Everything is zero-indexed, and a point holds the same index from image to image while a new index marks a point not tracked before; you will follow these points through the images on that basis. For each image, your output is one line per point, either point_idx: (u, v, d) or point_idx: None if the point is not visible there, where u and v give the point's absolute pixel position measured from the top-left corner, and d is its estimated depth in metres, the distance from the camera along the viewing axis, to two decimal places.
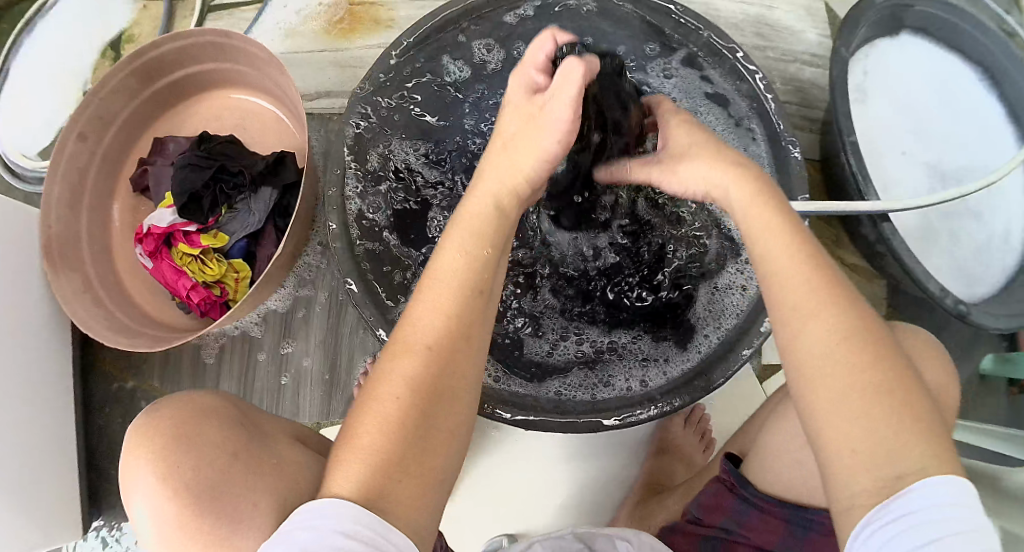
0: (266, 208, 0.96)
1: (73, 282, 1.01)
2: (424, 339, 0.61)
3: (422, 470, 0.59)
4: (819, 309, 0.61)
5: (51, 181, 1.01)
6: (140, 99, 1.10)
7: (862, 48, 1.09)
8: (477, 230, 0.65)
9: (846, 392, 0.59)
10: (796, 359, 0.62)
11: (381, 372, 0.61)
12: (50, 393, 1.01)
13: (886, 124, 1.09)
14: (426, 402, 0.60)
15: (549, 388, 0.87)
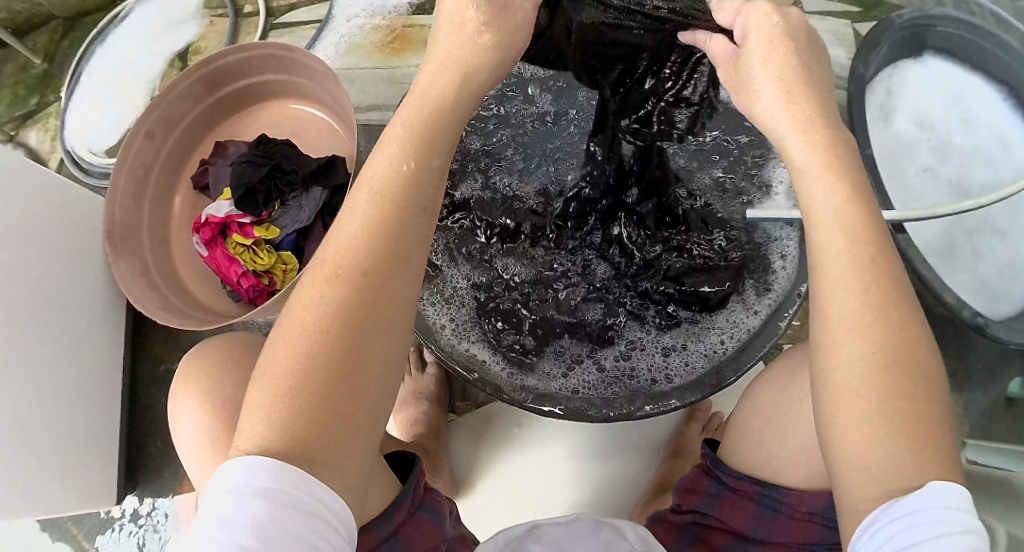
0: (316, 205, 1.03)
1: (131, 266, 1.08)
2: (348, 267, 0.60)
3: (344, 411, 0.58)
4: (861, 294, 0.61)
5: (118, 173, 1.09)
6: (204, 104, 1.19)
7: (885, 68, 1.15)
8: (415, 138, 0.64)
9: (860, 386, 0.61)
10: (828, 341, 0.63)
11: (301, 301, 0.60)
12: (102, 369, 1.08)
13: (909, 141, 1.15)
14: (352, 337, 0.59)
15: (576, 384, 0.94)
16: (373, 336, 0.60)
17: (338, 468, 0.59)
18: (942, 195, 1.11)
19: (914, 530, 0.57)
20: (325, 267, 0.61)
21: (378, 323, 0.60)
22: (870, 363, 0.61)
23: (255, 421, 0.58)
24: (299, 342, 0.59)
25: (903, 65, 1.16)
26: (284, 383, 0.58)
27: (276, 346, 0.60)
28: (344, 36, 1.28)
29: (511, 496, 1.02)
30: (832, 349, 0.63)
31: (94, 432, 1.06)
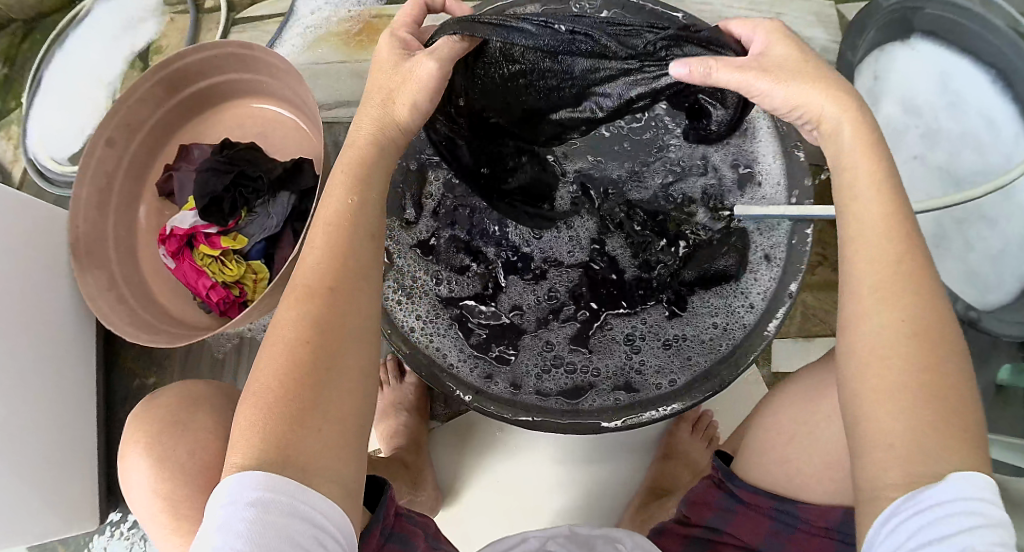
0: (284, 212, 0.99)
1: (99, 281, 1.05)
2: (325, 283, 0.63)
3: (337, 419, 0.60)
4: (897, 265, 0.61)
5: (79, 184, 1.06)
6: (166, 108, 1.15)
7: (873, 52, 1.13)
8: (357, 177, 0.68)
9: (887, 349, 0.60)
10: (861, 304, 0.62)
11: (279, 320, 0.62)
12: (76, 387, 1.06)
13: (897, 127, 1.12)
14: (332, 349, 0.61)
15: (565, 392, 0.91)
16: (341, 349, 0.61)
17: (326, 472, 0.59)
18: (933, 182, 1.08)
19: (937, 522, 0.55)
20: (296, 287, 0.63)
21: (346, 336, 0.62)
22: (899, 329, 0.60)
23: (243, 446, 0.59)
24: (284, 354, 0.60)
25: (892, 50, 1.14)
26: (270, 400, 0.59)
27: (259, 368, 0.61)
28: (308, 29, 1.23)
29: (496, 500, 1.02)
30: (861, 318, 0.61)
31: (74, 453, 1.04)
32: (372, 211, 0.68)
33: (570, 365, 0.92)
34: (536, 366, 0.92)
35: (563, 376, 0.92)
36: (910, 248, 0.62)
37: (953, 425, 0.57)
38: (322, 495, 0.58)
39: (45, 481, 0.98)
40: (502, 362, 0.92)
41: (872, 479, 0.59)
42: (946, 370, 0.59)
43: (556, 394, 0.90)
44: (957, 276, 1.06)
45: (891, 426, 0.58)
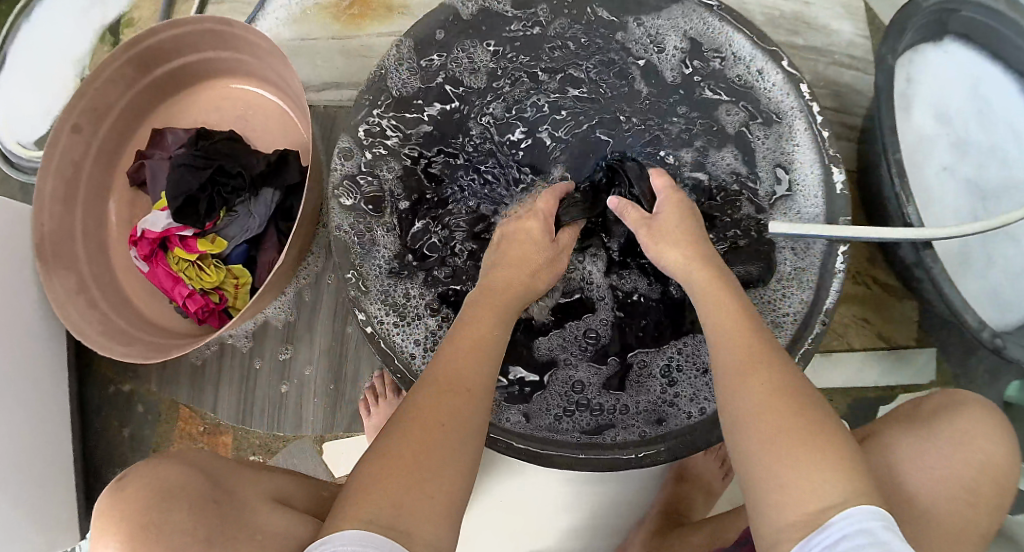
0: (267, 211, 0.91)
1: (67, 283, 0.95)
2: (466, 382, 0.67)
3: (444, 495, 0.61)
4: (752, 366, 0.66)
5: (43, 176, 0.95)
6: (137, 89, 1.03)
7: (907, 53, 1.00)
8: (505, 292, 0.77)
9: (770, 432, 0.62)
10: (729, 414, 0.66)
11: (412, 402, 0.66)
12: (45, 397, 0.97)
13: (926, 136, 0.99)
14: (450, 438, 0.63)
15: (591, 424, 0.82)
16: (452, 441, 0.63)
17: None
18: (964, 198, 0.96)
19: None
20: (444, 377, 0.67)
21: (465, 425, 0.65)
22: (772, 405, 0.63)
23: (366, 508, 0.59)
24: (424, 428, 0.63)
25: (922, 51, 1.00)
26: (408, 462, 0.61)
27: (389, 443, 0.63)
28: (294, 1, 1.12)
29: (499, 525, 0.95)
30: (731, 394, 0.66)
31: (46, 468, 0.96)
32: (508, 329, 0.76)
33: (596, 395, 0.84)
34: (559, 403, 0.83)
35: (588, 406, 0.83)
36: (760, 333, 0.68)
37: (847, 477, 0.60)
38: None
39: (19, 502, 0.90)
40: (518, 395, 0.83)
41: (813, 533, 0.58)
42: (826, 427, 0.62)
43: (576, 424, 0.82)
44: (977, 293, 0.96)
45: (790, 478, 0.60)
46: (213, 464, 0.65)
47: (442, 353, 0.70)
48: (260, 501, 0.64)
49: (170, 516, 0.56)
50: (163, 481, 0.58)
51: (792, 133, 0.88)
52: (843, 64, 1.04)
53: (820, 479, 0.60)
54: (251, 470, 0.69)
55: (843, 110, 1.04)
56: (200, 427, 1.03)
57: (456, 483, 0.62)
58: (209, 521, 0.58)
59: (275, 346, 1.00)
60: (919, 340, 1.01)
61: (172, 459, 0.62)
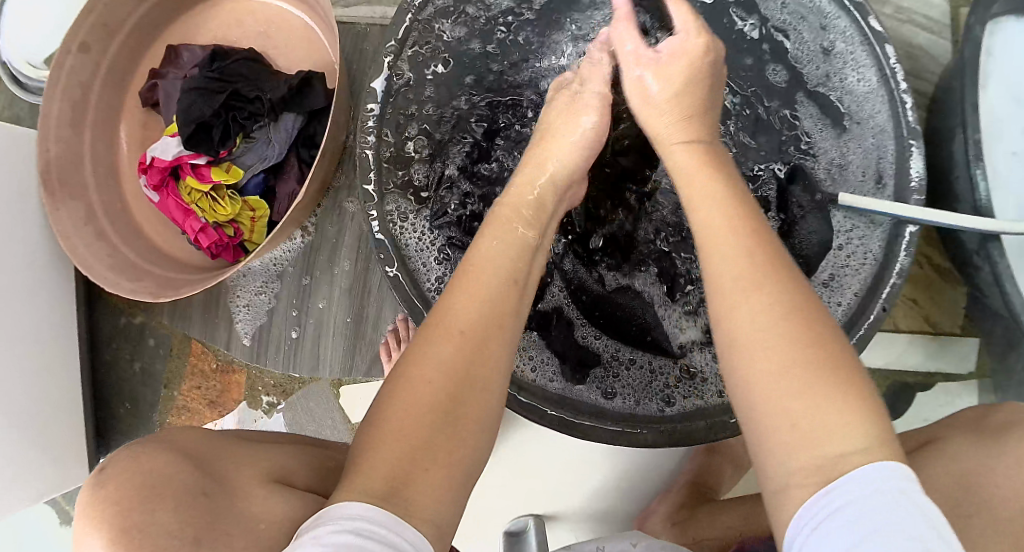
0: (287, 140, 0.83)
1: (74, 212, 0.90)
2: (460, 323, 0.59)
3: (450, 458, 0.55)
4: (754, 292, 0.54)
5: (49, 97, 0.87)
6: (150, 3, 0.93)
7: (987, 25, 0.83)
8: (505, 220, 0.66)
9: (772, 351, 0.52)
10: (727, 330, 0.54)
11: (414, 354, 0.58)
12: (53, 328, 0.93)
13: (999, 115, 0.85)
14: (458, 387, 0.57)
15: (668, 389, 0.76)
16: (473, 395, 0.57)
17: (423, 509, 0.53)
18: None
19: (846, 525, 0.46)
20: (446, 322, 0.59)
21: (478, 381, 0.58)
22: (777, 318, 0.52)
23: (362, 479, 0.53)
24: (429, 392, 0.56)
25: (1000, 22, 0.83)
26: (403, 427, 0.55)
27: (392, 401, 0.56)
28: None
29: (519, 481, 0.92)
30: (731, 313, 0.54)
31: (53, 403, 0.93)
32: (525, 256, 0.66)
33: (650, 352, 0.77)
34: (633, 375, 0.76)
35: (660, 384, 0.76)
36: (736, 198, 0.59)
37: (824, 377, 0.50)
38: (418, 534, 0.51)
39: (27, 440, 0.88)
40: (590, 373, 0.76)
41: (809, 469, 0.49)
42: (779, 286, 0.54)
43: (617, 403, 0.75)
44: None
45: (763, 376, 0.52)
46: (206, 450, 0.61)
47: (447, 293, 0.61)
48: (256, 483, 0.61)
49: (155, 517, 0.53)
50: (152, 474, 0.55)
51: (856, 90, 0.78)
52: (917, 24, 0.92)
53: (772, 353, 0.52)
54: (241, 445, 0.65)
55: (915, 74, 0.92)
56: (213, 364, 0.98)
57: (457, 451, 0.55)
58: (197, 519, 0.54)
59: (292, 279, 0.92)
60: (967, 328, 0.93)
61: (161, 446, 0.58)
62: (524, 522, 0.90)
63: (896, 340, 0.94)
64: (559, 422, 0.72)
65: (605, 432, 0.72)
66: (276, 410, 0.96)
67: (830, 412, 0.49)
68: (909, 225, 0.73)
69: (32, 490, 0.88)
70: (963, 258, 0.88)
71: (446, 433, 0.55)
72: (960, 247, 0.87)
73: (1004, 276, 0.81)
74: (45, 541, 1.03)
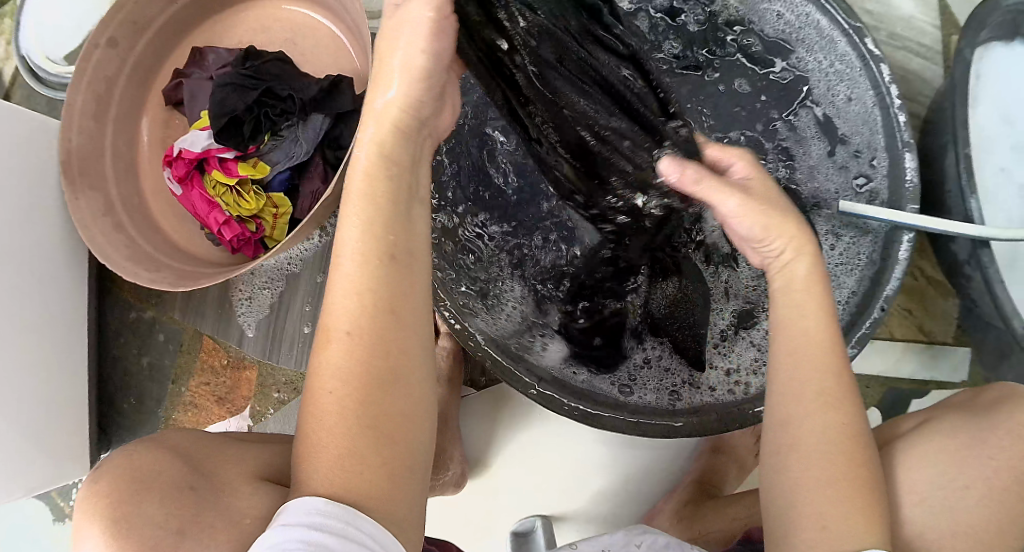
0: (316, 138, 0.85)
1: (93, 204, 0.91)
2: (344, 324, 0.52)
3: (392, 459, 0.52)
4: (832, 404, 0.56)
5: (75, 89, 0.89)
6: (181, 4, 0.96)
7: (976, 51, 0.90)
8: (370, 190, 0.54)
9: (825, 463, 0.55)
10: (788, 434, 0.57)
11: (312, 367, 0.53)
12: (64, 319, 0.93)
13: (986, 134, 0.92)
14: (367, 392, 0.52)
15: (684, 385, 0.79)
16: (388, 396, 0.53)
17: (380, 504, 0.52)
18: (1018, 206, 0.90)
19: None
20: (331, 327, 0.53)
21: (397, 378, 0.53)
22: (841, 443, 0.56)
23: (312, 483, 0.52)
24: (337, 399, 0.52)
25: (987, 49, 0.90)
26: (331, 437, 0.52)
27: (307, 420, 0.53)
28: None
29: (530, 479, 0.92)
30: (787, 420, 0.57)
31: (59, 394, 0.92)
32: (404, 218, 0.55)
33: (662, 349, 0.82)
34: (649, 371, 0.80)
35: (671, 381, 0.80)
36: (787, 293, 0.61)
37: (860, 493, 0.55)
38: (379, 525, 0.51)
39: (28, 426, 0.87)
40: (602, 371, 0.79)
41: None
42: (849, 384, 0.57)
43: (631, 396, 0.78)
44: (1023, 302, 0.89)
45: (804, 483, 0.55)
46: (194, 447, 0.60)
47: (329, 290, 0.54)
48: (245, 480, 0.59)
49: (142, 509, 0.53)
50: (139, 469, 0.55)
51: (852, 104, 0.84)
52: (911, 50, 0.99)
53: (835, 451, 0.55)
54: (227, 444, 0.63)
55: (909, 97, 0.98)
56: (224, 360, 0.97)
57: (398, 452, 0.53)
58: (183, 511, 0.53)
59: (309, 278, 0.94)
60: (958, 337, 0.98)
61: (153, 446, 0.58)
62: (532, 521, 0.90)
63: (893, 349, 0.98)
64: (576, 416, 0.74)
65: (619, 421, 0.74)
66: (286, 409, 0.95)
67: (845, 518, 0.54)
68: (903, 232, 0.78)
69: (32, 483, 0.87)
70: (955, 269, 0.93)
71: (376, 441, 0.52)
72: (952, 257, 0.92)
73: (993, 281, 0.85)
74: (37, 539, 1.01)
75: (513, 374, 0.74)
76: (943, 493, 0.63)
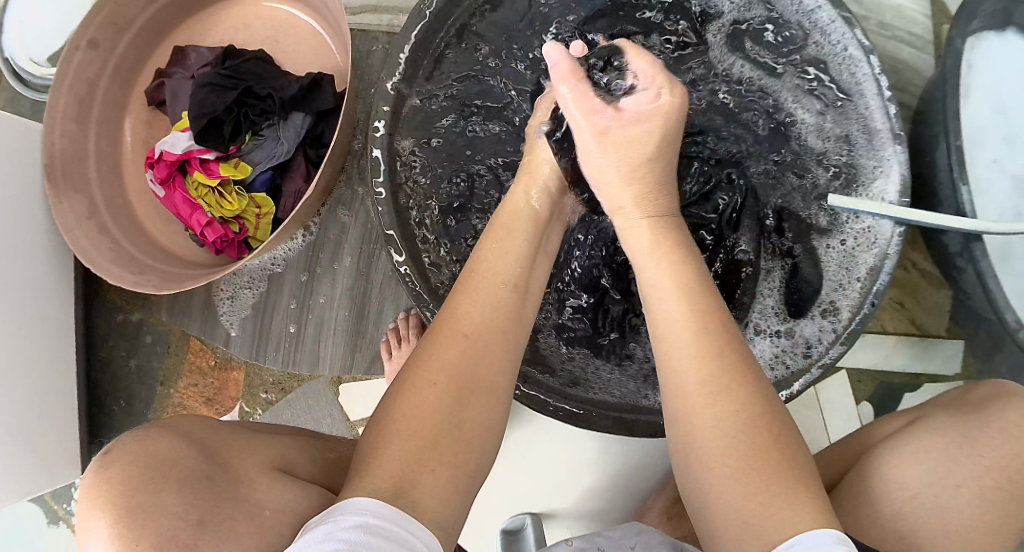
0: (297, 137, 0.85)
1: (77, 207, 0.90)
2: (466, 327, 0.61)
3: (455, 460, 0.55)
4: (719, 395, 0.55)
5: (56, 91, 0.88)
6: (161, 4, 0.95)
7: (969, 39, 0.88)
8: (507, 223, 0.69)
9: (725, 454, 0.54)
10: (680, 430, 0.57)
11: (422, 358, 0.59)
12: (52, 323, 0.93)
13: (978, 125, 0.90)
14: (460, 393, 0.57)
15: None
16: (478, 401, 0.58)
17: (428, 503, 0.52)
18: (1011, 196, 0.89)
19: None
20: (452, 328, 0.60)
21: (485, 384, 0.59)
22: (734, 426, 0.54)
23: (370, 479, 0.51)
24: (435, 393, 0.56)
25: (980, 38, 0.89)
26: (419, 423, 0.55)
27: (398, 404, 0.56)
28: None
29: (517, 478, 0.92)
30: (685, 421, 0.56)
31: (49, 398, 0.92)
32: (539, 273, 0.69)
33: None
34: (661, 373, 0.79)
35: None
36: (677, 242, 0.64)
37: (781, 479, 0.52)
38: (426, 527, 0.51)
39: (18, 430, 0.86)
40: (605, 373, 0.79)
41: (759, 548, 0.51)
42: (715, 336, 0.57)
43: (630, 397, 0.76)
44: (1015, 294, 0.88)
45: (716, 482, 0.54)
46: (206, 434, 0.60)
47: (450, 303, 0.63)
48: (259, 471, 0.59)
49: (159, 499, 0.52)
50: (154, 456, 0.54)
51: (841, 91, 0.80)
52: (902, 40, 0.97)
53: (736, 438, 0.54)
54: (237, 432, 0.63)
55: (900, 87, 0.97)
56: (212, 361, 0.98)
57: (462, 455, 0.55)
58: (202, 500, 0.53)
59: (294, 278, 0.93)
60: (950, 330, 0.97)
61: (165, 433, 0.57)
62: (522, 519, 0.89)
63: (884, 342, 0.97)
64: (561, 417, 0.73)
65: (605, 422, 0.73)
66: (274, 409, 0.96)
67: (781, 512, 0.51)
68: (892, 226, 0.76)
69: (24, 488, 0.87)
70: (946, 261, 0.92)
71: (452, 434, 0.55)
72: (944, 250, 0.91)
73: (986, 274, 0.84)
74: (30, 541, 1.01)
75: None
76: (929, 493, 0.62)
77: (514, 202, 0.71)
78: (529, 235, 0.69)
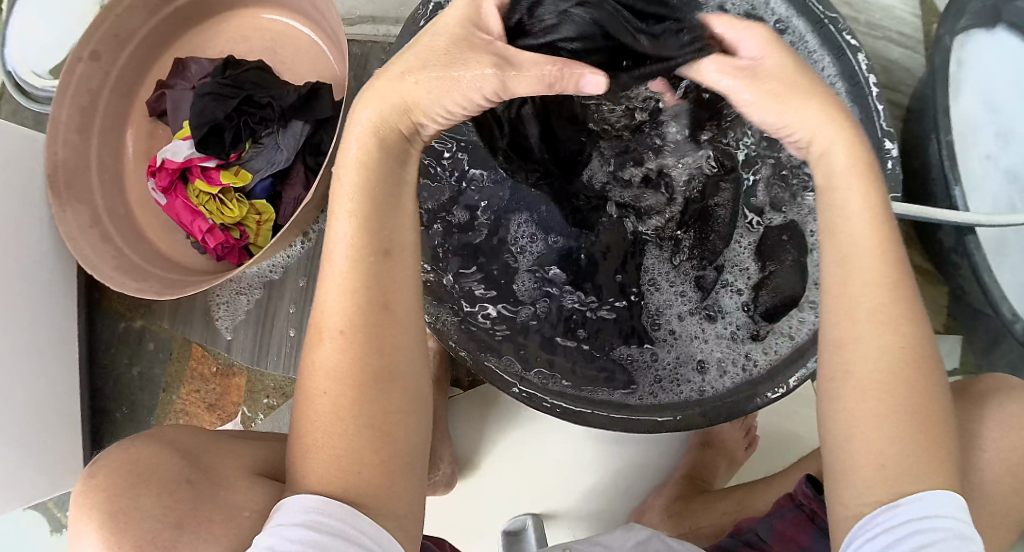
0: (296, 144, 0.86)
1: (80, 216, 0.91)
2: (337, 323, 0.56)
3: (379, 458, 0.55)
4: (867, 336, 0.56)
5: (59, 102, 0.90)
6: (162, 16, 0.97)
7: (958, 36, 0.89)
8: (361, 188, 0.56)
9: (865, 401, 0.56)
10: (832, 373, 0.57)
11: (308, 363, 0.57)
12: (55, 331, 0.94)
13: (968, 122, 0.91)
14: (360, 392, 0.55)
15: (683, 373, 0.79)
16: (389, 396, 0.56)
17: (381, 502, 0.55)
18: (1004, 191, 0.89)
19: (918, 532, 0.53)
20: (323, 326, 0.56)
21: (392, 375, 0.57)
22: (889, 360, 0.56)
23: (323, 481, 0.55)
24: (330, 402, 0.55)
25: (970, 34, 0.90)
26: (329, 439, 0.55)
27: (304, 413, 0.56)
28: None
29: (518, 482, 0.93)
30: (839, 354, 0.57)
31: (52, 406, 0.93)
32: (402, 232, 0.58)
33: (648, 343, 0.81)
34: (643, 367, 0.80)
35: (660, 372, 0.79)
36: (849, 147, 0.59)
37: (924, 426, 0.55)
38: (372, 520, 0.54)
39: (20, 437, 0.87)
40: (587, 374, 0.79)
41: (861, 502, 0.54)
42: (897, 273, 0.57)
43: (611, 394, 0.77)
44: (1011, 287, 0.88)
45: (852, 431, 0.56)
46: (192, 442, 0.61)
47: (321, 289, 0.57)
48: (240, 475, 0.60)
49: (139, 502, 0.53)
50: (137, 462, 0.55)
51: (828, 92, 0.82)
52: (892, 40, 0.99)
53: (884, 372, 0.55)
54: (222, 439, 0.65)
55: (891, 87, 0.98)
56: (213, 367, 0.99)
57: (390, 451, 0.56)
58: (180, 503, 0.54)
59: (294, 283, 0.94)
60: (947, 326, 0.97)
61: (150, 441, 0.59)
62: (523, 520, 0.89)
63: None
64: (557, 415, 0.74)
65: (602, 419, 0.74)
66: (277, 413, 0.96)
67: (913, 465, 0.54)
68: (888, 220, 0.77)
69: (28, 495, 0.88)
70: (941, 257, 0.93)
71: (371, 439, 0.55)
72: (938, 246, 0.92)
73: (981, 268, 0.85)
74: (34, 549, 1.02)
75: (494, 375, 0.75)
76: None
77: (344, 152, 0.58)
78: (384, 174, 0.57)
